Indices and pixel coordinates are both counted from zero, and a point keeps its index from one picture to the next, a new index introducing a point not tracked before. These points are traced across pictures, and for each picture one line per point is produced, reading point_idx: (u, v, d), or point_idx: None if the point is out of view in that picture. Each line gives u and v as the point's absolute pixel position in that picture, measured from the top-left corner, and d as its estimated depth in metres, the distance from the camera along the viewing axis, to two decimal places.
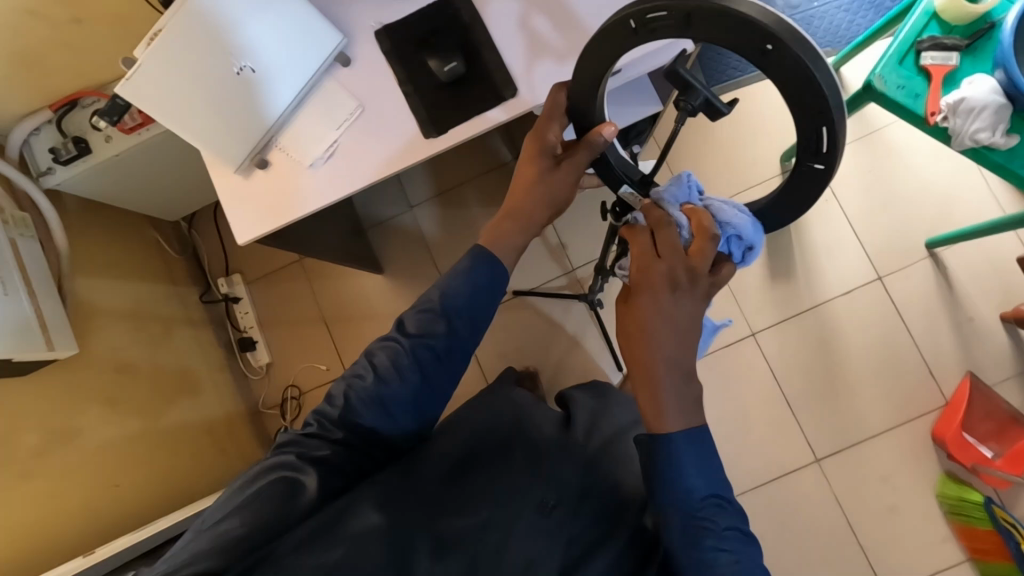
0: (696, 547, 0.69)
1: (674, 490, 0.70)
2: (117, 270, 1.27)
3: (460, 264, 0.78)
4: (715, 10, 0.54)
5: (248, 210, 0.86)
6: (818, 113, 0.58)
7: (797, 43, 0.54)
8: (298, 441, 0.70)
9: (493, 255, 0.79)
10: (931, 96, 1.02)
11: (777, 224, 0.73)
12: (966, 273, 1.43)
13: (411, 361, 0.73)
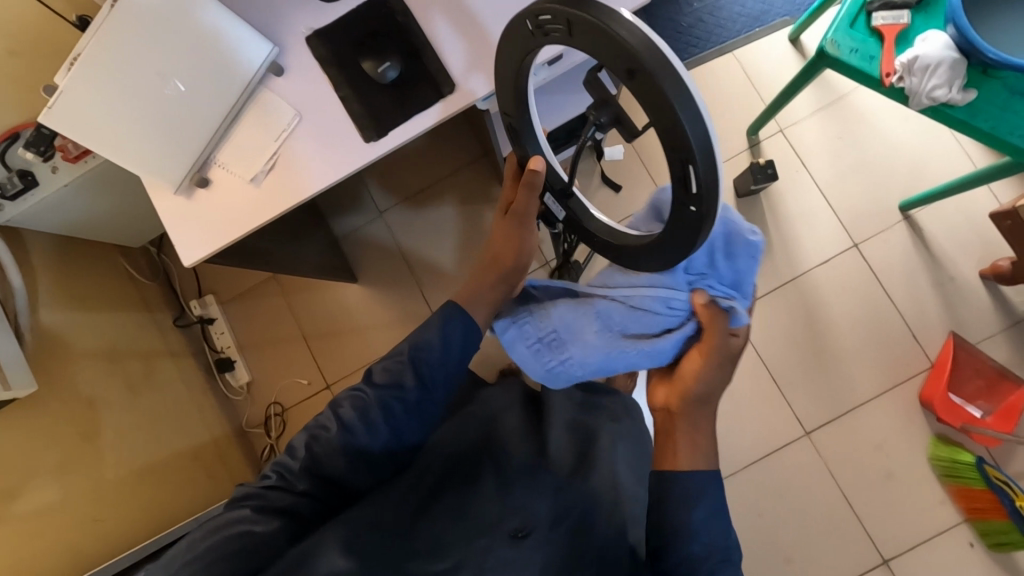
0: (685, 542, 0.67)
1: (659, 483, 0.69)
2: (89, 302, 1.25)
3: (431, 319, 0.76)
4: (589, 22, 0.51)
5: (194, 232, 0.83)
6: (678, 148, 0.52)
7: (662, 71, 0.48)
8: (258, 494, 0.69)
9: (464, 308, 0.77)
10: (885, 57, 1.00)
11: (664, 265, 0.66)
12: (944, 233, 1.41)
13: (379, 414, 0.72)
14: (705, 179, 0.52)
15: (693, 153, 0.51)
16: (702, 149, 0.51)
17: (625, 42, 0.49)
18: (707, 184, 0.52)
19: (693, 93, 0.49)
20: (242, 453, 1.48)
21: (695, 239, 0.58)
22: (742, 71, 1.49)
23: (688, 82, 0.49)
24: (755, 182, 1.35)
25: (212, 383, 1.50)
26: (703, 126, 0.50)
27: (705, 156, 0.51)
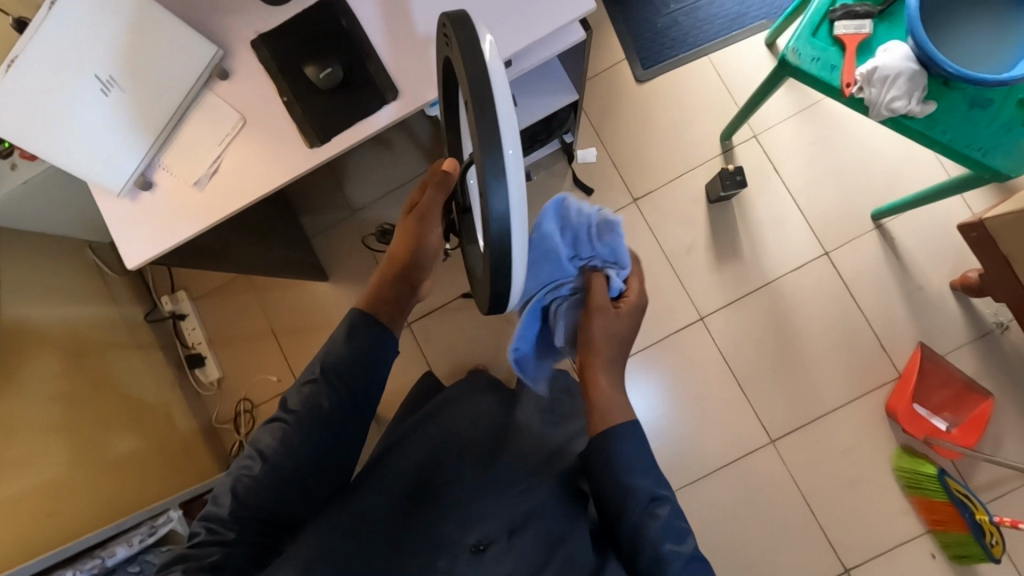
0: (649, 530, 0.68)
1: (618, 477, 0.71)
2: (57, 297, 1.26)
3: (338, 334, 0.76)
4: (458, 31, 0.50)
5: (135, 233, 0.83)
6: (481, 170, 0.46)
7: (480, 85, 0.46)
8: (186, 554, 0.67)
9: (371, 315, 0.77)
10: (846, 67, 0.99)
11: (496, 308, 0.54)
12: (916, 242, 1.40)
13: (299, 439, 0.71)
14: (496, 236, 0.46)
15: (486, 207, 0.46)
16: (494, 202, 0.45)
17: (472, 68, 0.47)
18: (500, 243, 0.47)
19: (504, 139, 0.45)
20: (210, 448, 1.49)
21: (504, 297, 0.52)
22: (718, 75, 1.47)
23: (505, 130, 0.45)
24: (724, 189, 1.34)
25: (181, 378, 1.51)
26: (505, 182, 0.45)
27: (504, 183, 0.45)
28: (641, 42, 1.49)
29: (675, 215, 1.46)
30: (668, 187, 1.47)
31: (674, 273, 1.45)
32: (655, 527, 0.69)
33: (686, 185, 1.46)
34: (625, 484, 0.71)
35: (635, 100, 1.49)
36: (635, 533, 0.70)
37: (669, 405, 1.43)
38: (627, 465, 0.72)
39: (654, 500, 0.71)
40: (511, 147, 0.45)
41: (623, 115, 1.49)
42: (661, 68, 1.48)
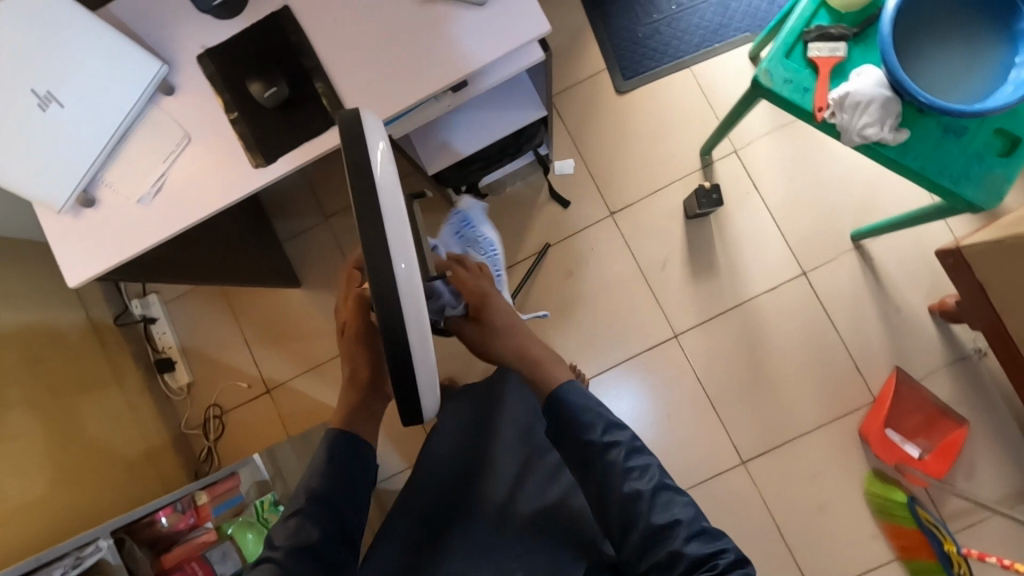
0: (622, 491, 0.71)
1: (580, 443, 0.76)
2: (19, 301, 1.24)
3: (318, 456, 0.78)
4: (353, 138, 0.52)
5: (78, 250, 0.82)
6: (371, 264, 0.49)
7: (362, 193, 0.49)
8: None
9: (350, 434, 0.79)
10: (819, 91, 0.96)
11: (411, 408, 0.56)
12: (895, 264, 1.38)
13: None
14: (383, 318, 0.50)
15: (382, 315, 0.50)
16: (388, 307, 0.49)
17: (355, 172, 0.50)
18: (396, 343, 0.51)
19: (392, 253, 0.49)
20: (178, 454, 1.48)
21: (411, 401, 0.54)
22: (699, 87, 1.45)
23: (394, 243, 0.49)
24: (700, 207, 1.32)
25: (151, 382, 1.50)
26: (396, 289, 0.49)
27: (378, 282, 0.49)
28: (622, 53, 1.46)
29: (651, 230, 1.44)
30: (645, 202, 1.44)
31: (648, 289, 1.43)
32: (617, 474, 0.72)
33: (664, 199, 1.44)
34: (582, 441, 0.75)
35: (613, 111, 1.47)
36: (603, 482, 0.73)
37: (640, 423, 1.41)
38: (581, 423, 0.76)
39: (614, 446, 0.74)
40: (402, 260, 0.49)
41: (601, 126, 1.47)
42: (641, 79, 1.45)
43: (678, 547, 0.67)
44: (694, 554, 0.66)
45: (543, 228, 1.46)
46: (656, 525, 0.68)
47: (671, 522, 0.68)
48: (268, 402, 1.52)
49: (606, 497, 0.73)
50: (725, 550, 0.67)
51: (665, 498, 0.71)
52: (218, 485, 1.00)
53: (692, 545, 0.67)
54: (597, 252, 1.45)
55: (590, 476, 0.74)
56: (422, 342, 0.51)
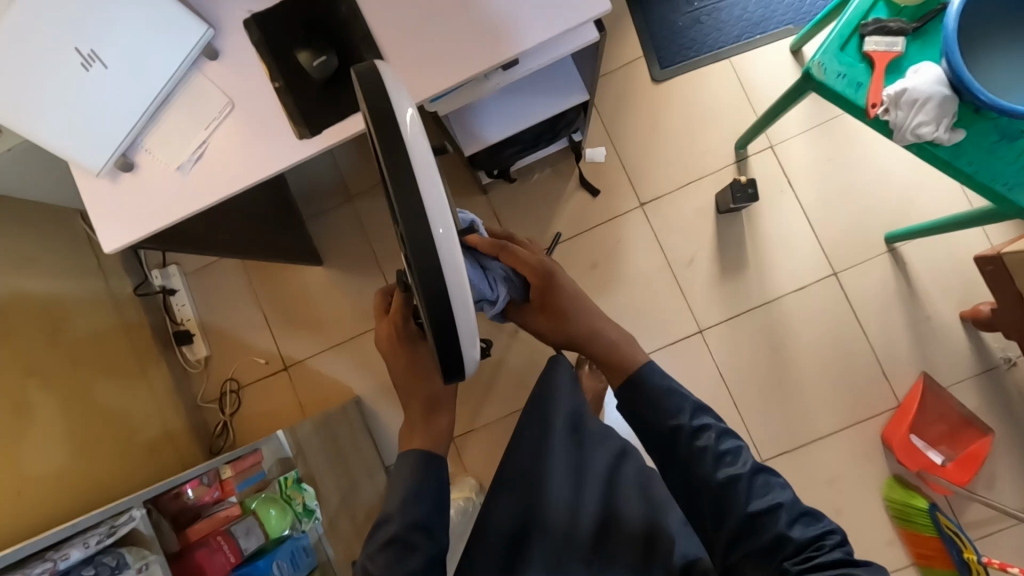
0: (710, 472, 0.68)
1: (663, 426, 0.72)
2: (34, 267, 1.22)
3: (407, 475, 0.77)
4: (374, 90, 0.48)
5: (115, 215, 0.80)
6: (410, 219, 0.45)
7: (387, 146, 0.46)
8: None
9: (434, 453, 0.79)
10: (873, 86, 0.94)
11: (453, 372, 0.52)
12: (928, 269, 1.35)
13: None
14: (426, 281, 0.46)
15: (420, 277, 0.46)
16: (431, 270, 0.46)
17: (386, 133, 0.46)
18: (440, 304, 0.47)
19: (431, 217, 0.45)
20: (192, 427, 1.47)
21: (457, 363, 0.51)
22: (737, 79, 1.41)
23: (431, 206, 0.45)
24: (734, 202, 1.29)
25: (168, 354, 1.49)
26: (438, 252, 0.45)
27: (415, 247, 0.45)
28: (660, 41, 1.43)
29: (680, 224, 1.41)
30: (676, 195, 1.42)
31: (673, 283, 1.40)
32: (709, 460, 0.69)
33: (694, 192, 1.41)
34: (665, 426, 0.72)
35: (648, 100, 1.44)
36: (689, 467, 0.70)
37: None
38: (668, 407, 0.73)
39: (702, 430, 0.71)
40: (440, 223, 0.46)
41: (635, 115, 1.44)
42: (678, 69, 1.42)
43: (783, 531, 0.64)
44: (800, 537, 0.64)
45: (570, 216, 1.43)
46: (756, 507, 0.65)
47: (771, 507, 0.65)
48: (284, 380, 1.51)
49: (695, 482, 0.69)
50: (832, 531, 0.65)
51: (763, 480, 0.68)
52: (241, 462, 0.99)
53: (796, 528, 0.64)
54: (622, 242, 1.42)
55: (677, 462, 0.71)
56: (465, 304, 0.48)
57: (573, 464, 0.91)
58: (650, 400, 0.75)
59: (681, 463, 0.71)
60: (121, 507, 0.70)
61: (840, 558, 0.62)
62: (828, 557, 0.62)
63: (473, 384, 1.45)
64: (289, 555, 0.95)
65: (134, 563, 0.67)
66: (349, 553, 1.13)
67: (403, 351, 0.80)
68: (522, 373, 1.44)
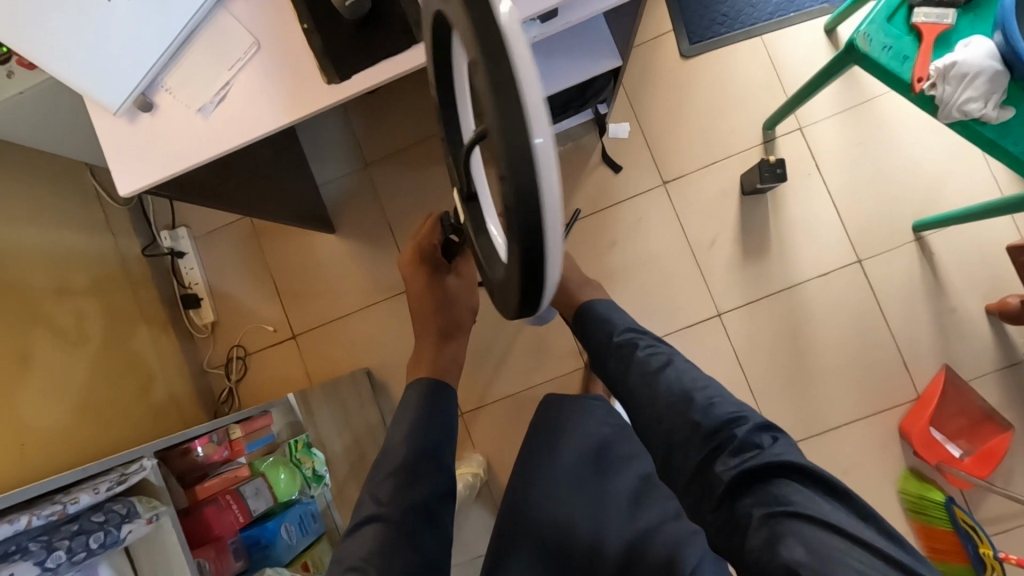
0: (636, 368, 0.79)
1: (603, 338, 0.85)
2: (42, 219, 1.19)
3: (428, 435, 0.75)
4: None
5: (132, 158, 0.77)
6: (513, 125, 0.36)
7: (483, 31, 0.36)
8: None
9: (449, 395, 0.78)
10: (920, 60, 0.91)
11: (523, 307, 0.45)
12: (955, 260, 1.32)
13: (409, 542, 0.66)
14: (522, 204, 0.37)
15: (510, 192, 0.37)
16: (526, 187, 0.37)
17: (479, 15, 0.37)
18: (529, 229, 0.38)
19: (533, 122, 0.35)
20: (197, 392, 1.45)
21: (535, 297, 0.44)
22: (768, 58, 1.38)
23: (532, 106, 0.35)
24: (762, 181, 1.26)
25: (175, 317, 1.47)
26: (535, 164, 0.36)
27: (516, 161, 0.36)
28: (690, 17, 1.39)
29: (702, 205, 1.38)
30: (700, 174, 1.38)
31: (693, 264, 1.37)
32: (637, 360, 0.79)
33: (719, 173, 1.38)
34: (606, 341, 0.84)
35: (675, 76, 1.40)
36: (624, 368, 0.81)
37: None
38: (606, 325, 0.86)
39: (630, 343, 0.82)
40: (541, 132, 0.36)
41: (662, 91, 1.40)
42: (708, 46, 1.38)
43: (702, 425, 0.70)
44: (718, 421, 0.70)
45: (591, 192, 1.40)
46: (673, 400, 0.74)
47: (690, 404, 0.72)
48: (292, 348, 1.48)
49: (631, 388, 0.79)
50: (747, 421, 0.69)
51: (688, 380, 0.75)
52: (252, 422, 0.97)
53: (716, 414, 0.71)
54: (643, 221, 1.39)
55: (618, 368, 0.81)
56: (559, 235, 0.39)
57: (589, 484, 0.90)
58: (596, 322, 0.87)
59: (619, 367, 0.81)
60: (125, 461, 0.68)
61: (776, 458, 0.65)
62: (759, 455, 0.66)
63: (485, 359, 1.42)
64: (297, 520, 0.95)
65: (145, 513, 0.65)
66: None
67: (423, 277, 0.83)
68: (535, 351, 1.41)
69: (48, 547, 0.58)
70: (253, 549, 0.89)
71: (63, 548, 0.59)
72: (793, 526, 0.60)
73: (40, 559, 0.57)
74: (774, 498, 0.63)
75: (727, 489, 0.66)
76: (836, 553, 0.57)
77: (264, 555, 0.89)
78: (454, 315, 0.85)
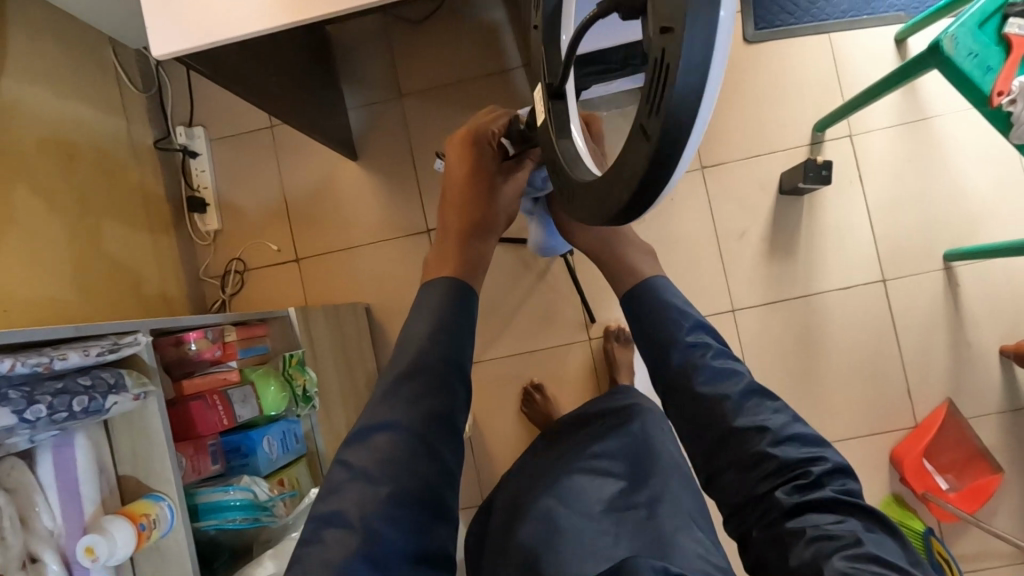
0: (695, 381, 0.66)
1: (662, 333, 0.70)
2: (55, 87, 1.12)
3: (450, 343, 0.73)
4: None
5: (172, 19, 0.74)
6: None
7: None
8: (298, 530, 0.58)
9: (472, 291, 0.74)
10: (1004, 73, 0.87)
11: (629, 205, 0.43)
12: (980, 294, 1.29)
13: None
14: (683, 85, 0.36)
15: (677, 59, 0.36)
16: (693, 64, 0.36)
17: None
18: (681, 110, 0.37)
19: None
20: (189, 299, 1.40)
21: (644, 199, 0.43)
22: (832, 56, 1.33)
23: None
24: (804, 180, 1.23)
25: (178, 219, 1.41)
26: (712, 35, 0.36)
27: (694, 29, 0.35)
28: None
29: (738, 195, 1.34)
30: (741, 165, 1.34)
31: (717, 254, 1.34)
32: (700, 371, 0.66)
33: (760, 166, 1.34)
34: (661, 340, 0.70)
35: (733, 59, 1.35)
36: (683, 380, 0.67)
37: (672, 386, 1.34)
38: (666, 315, 0.71)
39: (702, 346, 0.68)
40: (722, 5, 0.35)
41: None
42: (772, 33, 1.33)
43: (766, 448, 0.60)
44: (784, 456, 0.60)
45: None
46: (743, 423, 0.62)
47: (757, 426, 0.62)
48: (293, 271, 1.44)
49: (688, 397, 0.66)
50: (823, 457, 0.60)
51: (762, 404, 0.64)
52: (248, 328, 0.92)
53: (784, 447, 0.60)
54: (674, 201, 1.35)
55: (675, 374, 0.68)
56: (702, 126, 0.38)
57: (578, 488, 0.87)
58: (652, 309, 0.72)
59: (678, 376, 0.67)
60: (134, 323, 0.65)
61: (834, 496, 0.57)
62: (820, 494, 0.58)
63: (490, 315, 1.39)
64: (280, 436, 0.90)
65: (133, 388, 0.63)
66: None
67: (472, 164, 0.80)
68: (543, 315, 1.38)
69: (29, 398, 0.55)
70: (231, 455, 0.85)
71: (43, 403, 0.56)
72: (836, 558, 0.53)
73: (18, 408, 0.53)
74: (824, 526, 0.56)
75: (777, 515, 0.59)
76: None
77: (242, 463, 0.86)
78: (496, 210, 0.81)
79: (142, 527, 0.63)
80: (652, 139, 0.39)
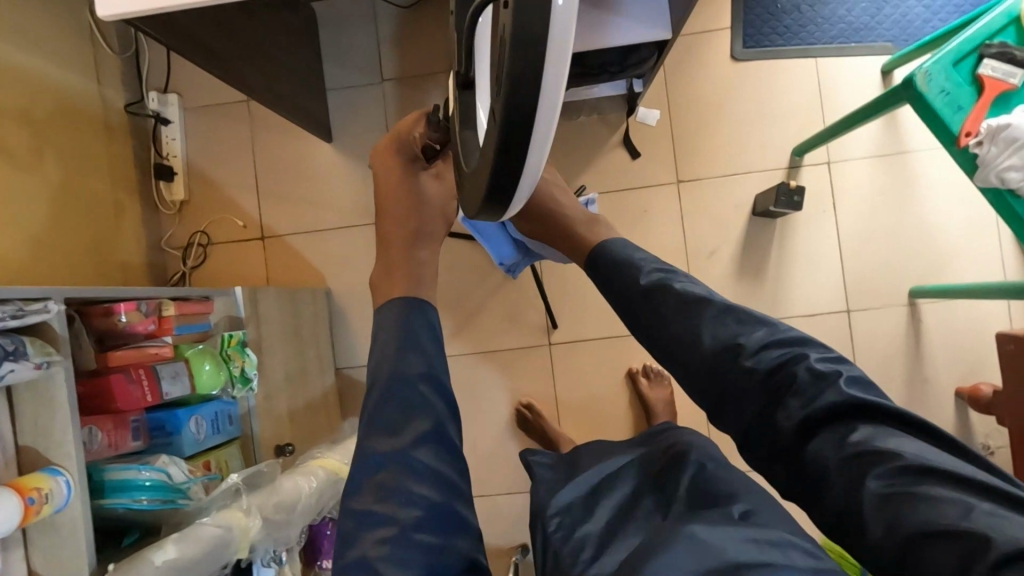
0: (666, 320, 0.70)
1: (624, 275, 0.75)
2: (22, 38, 1.09)
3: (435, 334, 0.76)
4: None
5: None
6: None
7: None
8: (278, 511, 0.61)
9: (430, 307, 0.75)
10: (974, 113, 0.86)
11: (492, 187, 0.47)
12: (943, 334, 1.29)
13: None
14: (525, 68, 0.40)
15: (515, 29, 0.40)
16: (529, 53, 0.40)
17: None
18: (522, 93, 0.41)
19: None
20: (148, 268, 1.37)
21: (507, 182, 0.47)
22: (817, 82, 1.32)
23: None
24: (777, 204, 1.22)
25: (144, 185, 1.38)
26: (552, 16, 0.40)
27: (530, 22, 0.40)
28: (751, 18, 1.32)
29: (712, 213, 1.33)
30: (716, 183, 1.33)
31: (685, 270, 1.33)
32: (669, 304, 0.71)
33: (735, 186, 1.33)
34: (630, 288, 0.74)
35: (719, 75, 1.33)
36: (657, 320, 0.71)
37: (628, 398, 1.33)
38: (629, 265, 0.76)
39: (662, 283, 0.73)
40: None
41: (703, 87, 1.33)
42: (760, 53, 1.32)
43: (747, 361, 0.64)
44: (770, 362, 0.63)
45: (604, 171, 1.34)
46: (716, 345, 0.66)
47: (734, 341, 0.65)
48: (258, 249, 1.41)
49: (669, 335, 0.70)
50: (806, 354, 0.63)
51: (730, 322, 0.67)
52: (188, 304, 0.89)
53: (769, 351, 0.64)
54: (646, 213, 1.34)
55: (649, 317, 0.72)
56: (550, 110, 0.42)
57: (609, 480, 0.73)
58: (613, 259, 0.78)
59: (652, 313, 0.71)
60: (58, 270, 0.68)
61: (842, 396, 0.59)
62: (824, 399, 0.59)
63: (452, 311, 1.37)
64: (211, 416, 0.89)
65: (35, 357, 0.62)
66: (281, 438, 1.05)
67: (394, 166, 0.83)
68: (506, 316, 1.36)
69: None
70: (155, 433, 0.83)
71: None
72: (869, 473, 0.55)
73: None
74: (848, 438, 0.58)
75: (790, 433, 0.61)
76: (917, 490, 0.52)
77: (165, 443, 0.83)
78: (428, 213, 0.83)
79: (32, 501, 0.61)
80: (503, 121, 0.43)
